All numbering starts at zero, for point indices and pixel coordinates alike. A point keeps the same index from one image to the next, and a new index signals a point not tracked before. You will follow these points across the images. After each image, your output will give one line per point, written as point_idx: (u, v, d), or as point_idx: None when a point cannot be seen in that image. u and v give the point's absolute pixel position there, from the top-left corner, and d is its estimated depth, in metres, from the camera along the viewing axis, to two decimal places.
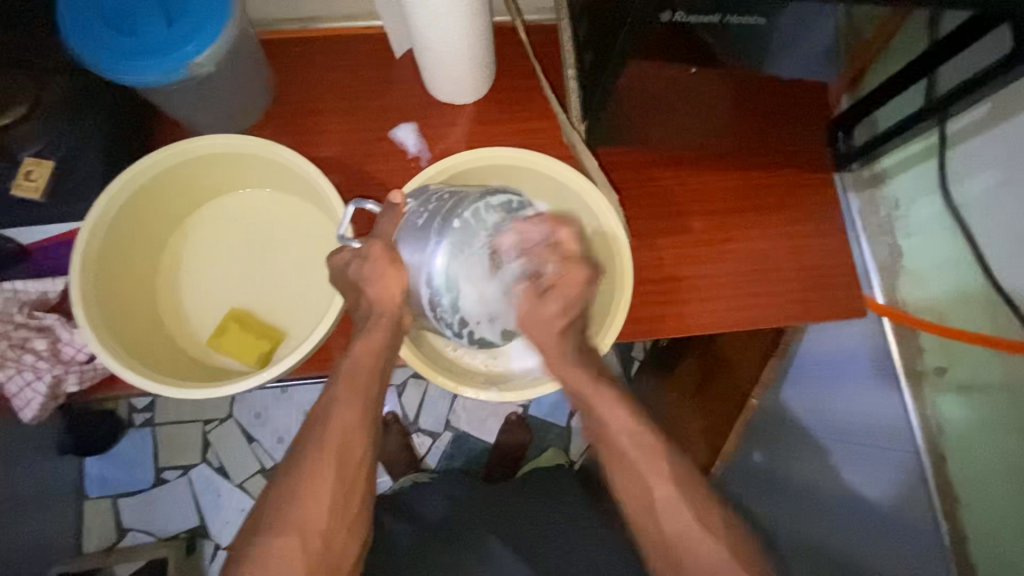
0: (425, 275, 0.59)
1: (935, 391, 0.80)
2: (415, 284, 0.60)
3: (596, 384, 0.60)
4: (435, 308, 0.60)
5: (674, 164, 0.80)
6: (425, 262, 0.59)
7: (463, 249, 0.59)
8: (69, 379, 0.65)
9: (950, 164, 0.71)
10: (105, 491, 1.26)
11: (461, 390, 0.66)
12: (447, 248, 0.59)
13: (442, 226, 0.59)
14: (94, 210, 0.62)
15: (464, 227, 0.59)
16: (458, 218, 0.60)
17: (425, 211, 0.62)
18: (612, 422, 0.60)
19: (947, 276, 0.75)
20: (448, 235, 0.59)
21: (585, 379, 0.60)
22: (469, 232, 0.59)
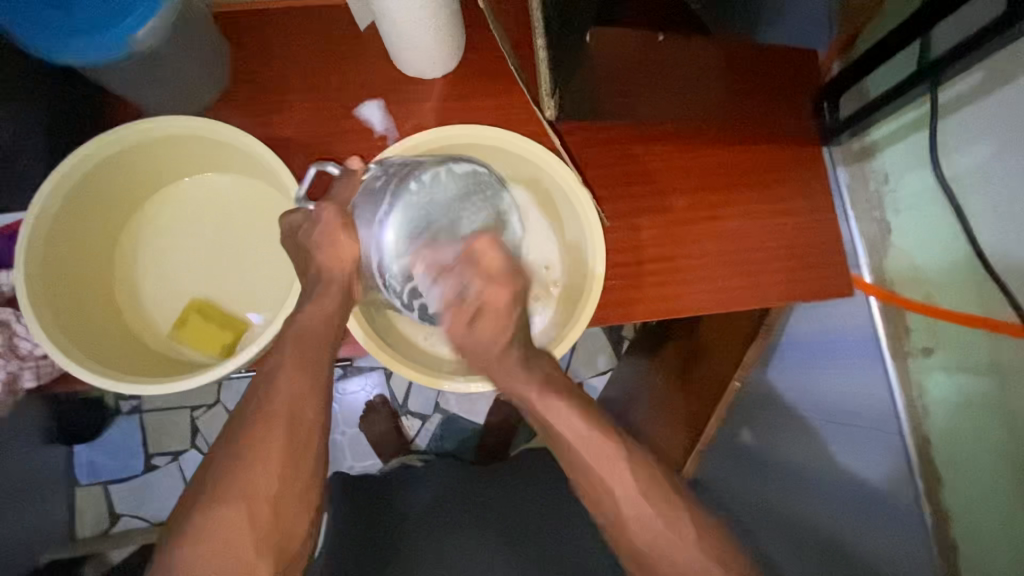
0: (377, 242, 0.58)
1: (921, 370, 0.76)
2: (367, 250, 0.59)
3: (539, 384, 0.55)
4: (384, 273, 0.59)
5: (653, 140, 0.76)
6: (378, 235, 0.58)
7: (415, 228, 0.58)
8: (25, 375, 0.63)
9: (940, 136, 0.67)
10: (97, 479, 1.27)
11: (436, 380, 0.65)
12: (397, 222, 0.58)
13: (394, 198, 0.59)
14: (38, 198, 0.59)
15: (423, 189, 0.59)
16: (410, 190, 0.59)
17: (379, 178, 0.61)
18: (566, 426, 0.54)
19: (935, 250, 0.71)
20: (397, 210, 0.58)
21: (528, 381, 0.55)
22: (430, 195, 0.59)
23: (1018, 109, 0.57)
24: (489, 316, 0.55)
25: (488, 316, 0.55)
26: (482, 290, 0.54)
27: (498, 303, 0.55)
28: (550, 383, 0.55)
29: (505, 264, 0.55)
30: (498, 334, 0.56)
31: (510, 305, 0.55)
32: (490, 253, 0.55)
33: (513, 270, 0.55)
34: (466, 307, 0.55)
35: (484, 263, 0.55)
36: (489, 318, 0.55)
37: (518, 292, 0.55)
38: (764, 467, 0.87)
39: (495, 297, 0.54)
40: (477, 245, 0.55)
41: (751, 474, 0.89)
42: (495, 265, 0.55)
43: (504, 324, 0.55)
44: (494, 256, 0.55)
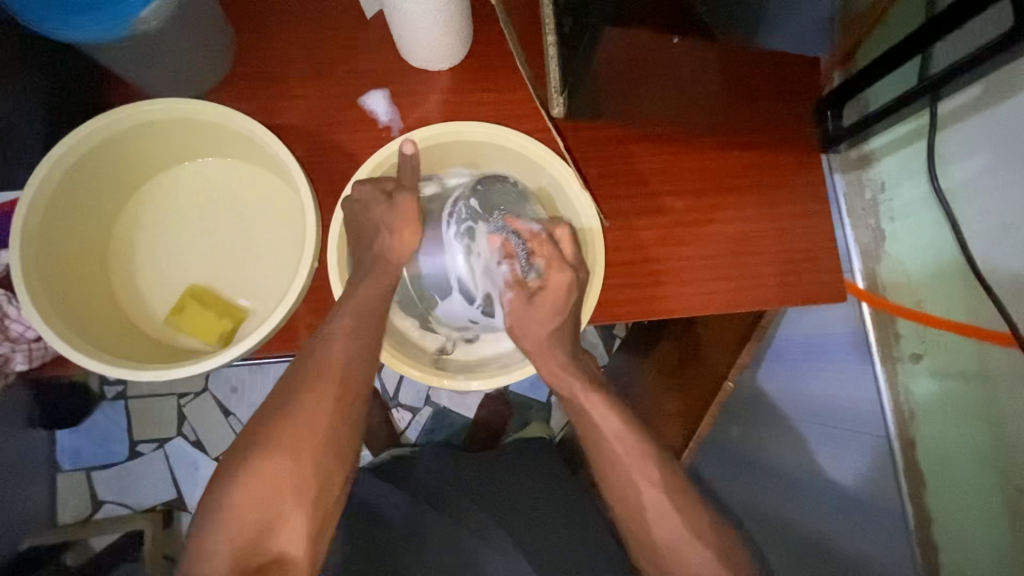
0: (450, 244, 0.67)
1: (908, 375, 0.78)
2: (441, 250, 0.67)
3: (581, 382, 0.61)
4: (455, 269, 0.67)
5: (655, 142, 0.76)
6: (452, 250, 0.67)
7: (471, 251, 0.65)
8: (17, 358, 0.61)
9: (938, 147, 0.69)
10: (79, 464, 1.25)
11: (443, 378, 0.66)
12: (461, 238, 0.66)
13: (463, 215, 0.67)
14: (35, 176, 0.58)
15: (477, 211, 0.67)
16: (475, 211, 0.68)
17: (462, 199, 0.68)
18: (604, 423, 0.59)
19: (928, 259, 0.73)
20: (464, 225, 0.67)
21: (579, 377, 0.61)
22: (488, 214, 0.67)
23: (1016, 123, 0.59)
24: (548, 296, 0.59)
25: (546, 300, 0.59)
26: (546, 273, 0.59)
27: (560, 281, 0.59)
28: (594, 384, 0.61)
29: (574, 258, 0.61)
30: (550, 317, 0.60)
31: (570, 287, 0.59)
32: (543, 242, 0.60)
33: (578, 263, 0.61)
34: (528, 284, 0.61)
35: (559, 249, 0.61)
36: (537, 308, 0.60)
37: (580, 277, 0.60)
38: (756, 468, 0.88)
39: (552, 278, 0.59)
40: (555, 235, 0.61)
41: (742, 473, 0.89)
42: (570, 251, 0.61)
43: (558, 307, 0.59)
44: (570, 241, 0.61)
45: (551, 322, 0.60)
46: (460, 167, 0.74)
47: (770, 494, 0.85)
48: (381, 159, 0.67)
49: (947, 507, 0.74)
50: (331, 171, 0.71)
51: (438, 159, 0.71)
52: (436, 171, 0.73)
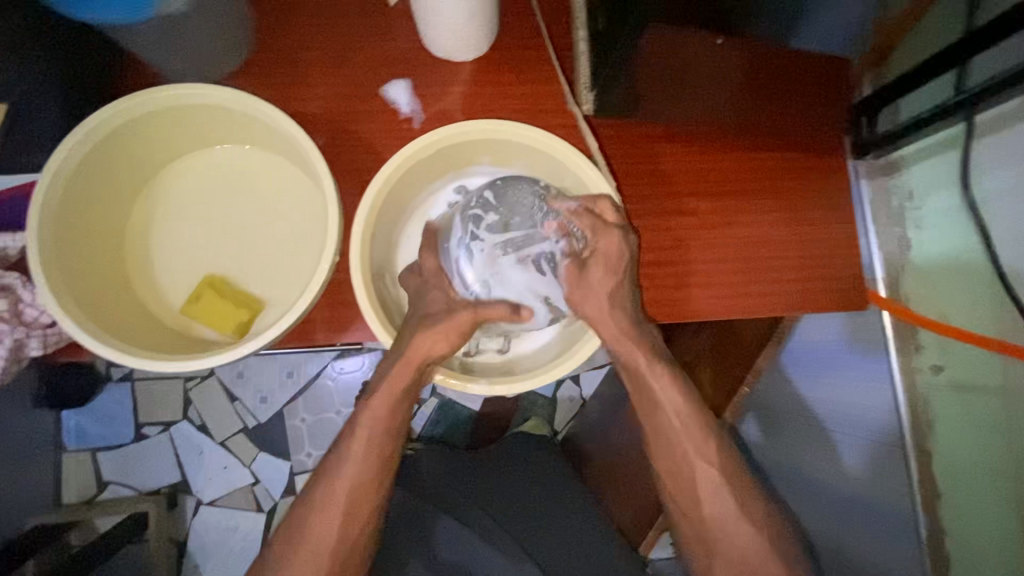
0: (460, 252, 0.63)
1: (928, 388, 0.76)
2: (452, 260, 0.64)
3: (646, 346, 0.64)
4: (472, 271, 0.63)
5: (681, 143, 0.75)
6: (458, 258, 0.64)
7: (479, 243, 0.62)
8: (32, 344, 0.61)
9: (972, 157, 0.67)
10: (84, 445, 1.25)
11: (427, 369, 0.63)
12: (473, 247, 0.63)
13: (474, 221, 0.63)
14: (53, 160, 0.56)
15: (490, 206, 0.64)
16: (488, 214, 0.63)
17: (476, 203, 0.65)
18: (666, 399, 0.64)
19: (953, 268, 0.72)
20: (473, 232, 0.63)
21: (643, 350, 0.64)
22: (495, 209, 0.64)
23: None
24: (602, 274, 0.63)
25: (599, 284, 0.63)
26: (594, 239, 0.62)
27: (611, 244, 0.63)
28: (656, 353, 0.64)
29: (605, 228, 0.63)
30: (608, 276, 0.63)
31: (620, 240, 0.63)
32: (582, 213, 0.63)
33: (609, 229, 0.63)
34: (580, 252, 0.63)
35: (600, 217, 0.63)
36: (597, 285, 0.63)
37: (626, 236, 0.63)
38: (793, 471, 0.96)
39: (597, 257, 0.63)
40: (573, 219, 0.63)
41: (784, 475, 0.97)
42: (604, 212, 0.64)
43: (618, 273, 0.63)
44: (601, 204, 0.64)
45: (608, 301, 0.63)
46: (482, 165, 0.72)
47: (802, 498, 0.94)
48: (403, 158, 0.65)
49: (959, 521, 0.73)
50: (349, 162, 0.70)
51: (457, 156, 0.69)
52: (458, 170, 0.72)
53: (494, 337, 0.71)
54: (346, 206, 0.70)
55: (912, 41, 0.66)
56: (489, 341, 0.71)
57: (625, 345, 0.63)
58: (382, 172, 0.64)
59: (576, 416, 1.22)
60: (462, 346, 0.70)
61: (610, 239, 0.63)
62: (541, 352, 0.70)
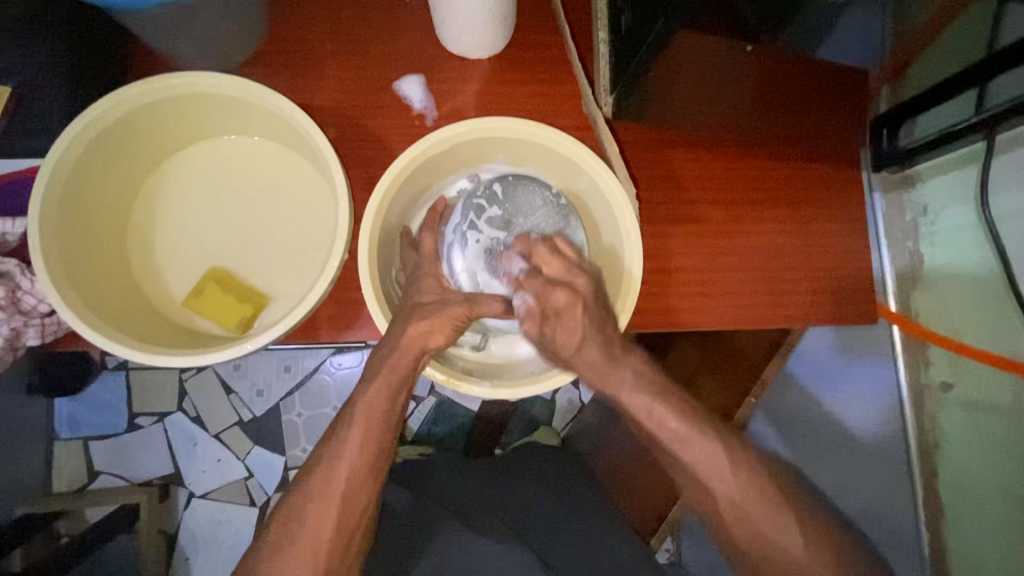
0: (455, 241, 0.64)
1: (937, 404, 0.75)
2: (445, 248, 0.65)
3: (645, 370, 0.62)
4: (466, 259, 0.63)
5: (696, 150, 0.74)
6: (452, 245, 0.65)
7: (473, 236, 0.63)
8: (29, 333, 0.59)
9: (990, 174, 0.67)
10: (76, 434, 1.23)
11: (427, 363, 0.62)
12: (467, 241, 0.63)
13: (473, 214, 0.64)
14: (57, 145, 0.55)
15: (491, 198, 0.64)
16: (492, 208, 0.64)
17: (482, 194, 0.65)
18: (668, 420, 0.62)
19: (967, 284, 0.71)
20: (470, 225, 0.63)
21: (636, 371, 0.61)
22: (495, 202, 0.64)
23: None
24: (565, 320, 0.59)
25: (567, 324, 0.59)
26: (562, 303, 0.58)
27: (561, 300, 0.58)
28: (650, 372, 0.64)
29: (563, 267, 0.60)
30: (587, 339, 0.59)
31: (581, 295, 0.58)
32: (552, 256, 0.59)
33: (572, 272, 0.59)
34: (539, 313, 0.59)
35: (545, 272, 0.59)
36: (564, 325, 0.59)
37: (579, 288, 0.59)
38: None
39: (559, 299, 0.58)
40: (534, 249, 0.60)
41: None
42: (552, 263, 0.59)
43: (579, 331, 0.59)
44: (548, 255, 0.60)
45: (577, 337, 0.59)
46: (495, 164, 0.71)
47: None
48: (415, 154, 0.64)
49: (964, 540, 0.72)
50: (360, 157, 0.69)
51: (471, 153, 0.68)
52: (470, 166, 0.70)
53: (500, 336, 0.70)
54: (354, 201, 0.68)
55: (932, 59, 0.66)
56: (494, 340, 0.70)
57: (598, 380, 0.60)
58: (393, 169, 0.62)
59: (575, 418, 1.22)
60: (466, 345, 0.69)
61: (574, 277, 0.59)
62: None
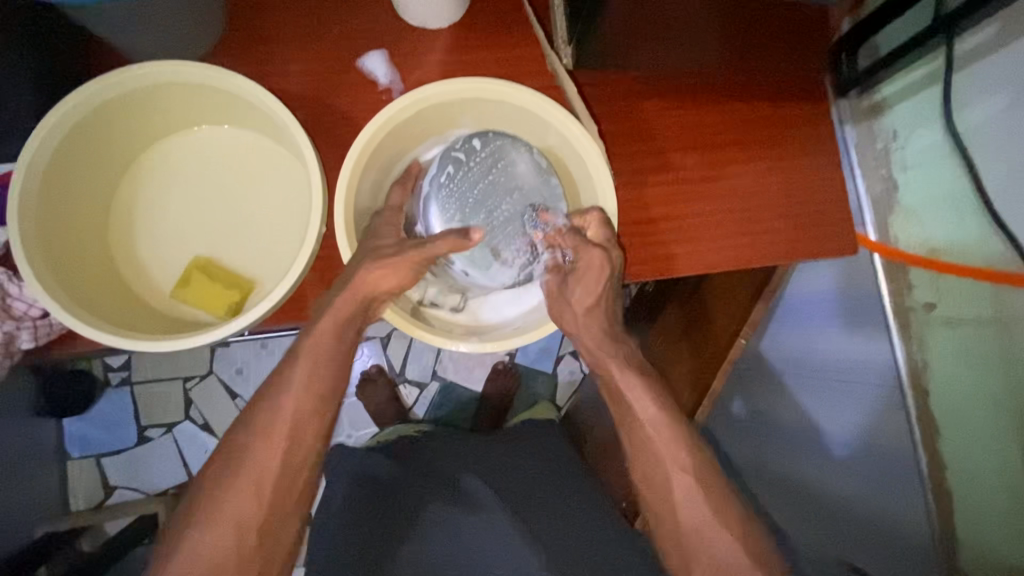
0: (431, 191, 0.65)
1: (923, 327, 0.76)
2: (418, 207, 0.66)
3: (620, 360, 0.65)
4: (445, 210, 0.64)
5: (661, 96, 0.74)
6: (428, 197, 0.65)
7: (449, 192, 0.64)
8: (23, 336, 0.60)
9: (953, 90, 0.68)
10: (88, 451, 1.24)
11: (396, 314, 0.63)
12: (443, 197, 0.64)
13: (450, 168, 0.65)
14: (28, 148, 0.55)
15: (469, 151, 0.65)
16: (469, 162, 0.65)
17: (460, 148, 0.65)
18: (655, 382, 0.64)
19: (942, 206, 0.72)
20: (446, 178, 0.64)
21: (618, 355, 0.66)
22: (474, 154, 0.65)
23: None
24: (582, 281, 0.65)
25: (585, 283, 0.65)
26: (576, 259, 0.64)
27: (592, 260, 0.63)
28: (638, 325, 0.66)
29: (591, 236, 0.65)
30: (593, 310, 0.66)
31: (602, 266, 0.63)
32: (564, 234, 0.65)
33: (590, 247, 0.63)
34: (565, 268, 0.66)
35: (587, 234, 0.65)
36: (584, 279, 0.65)
37: (614, 260, 0.64)
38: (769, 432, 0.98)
39: (591, 257, 0.63)
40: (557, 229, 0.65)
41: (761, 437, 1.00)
42: (600, 237, 0.64)
43: (595, 292, 0.64)
44: (599, 226, 0.64)
45: (592, 296, 0.65)
46: (465, 128, 0.72)
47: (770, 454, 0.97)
48: (381, 125, 0.64)
49: (961, 453, 0.74)
50: (332, 137, 0.69)
51: (439, 119, 0.69)
52: (440, 133, 0.71)
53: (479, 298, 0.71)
54: (328, 179, 0.69)
55: None
56: (473, 302, 0.71)
57: (592, 349, 0.66)
58: (359, 143, 0.63)
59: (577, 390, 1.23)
60: (447, 307, 0.70)
61: (613, 248, 0.64)
62: (532, 311, 0.70)
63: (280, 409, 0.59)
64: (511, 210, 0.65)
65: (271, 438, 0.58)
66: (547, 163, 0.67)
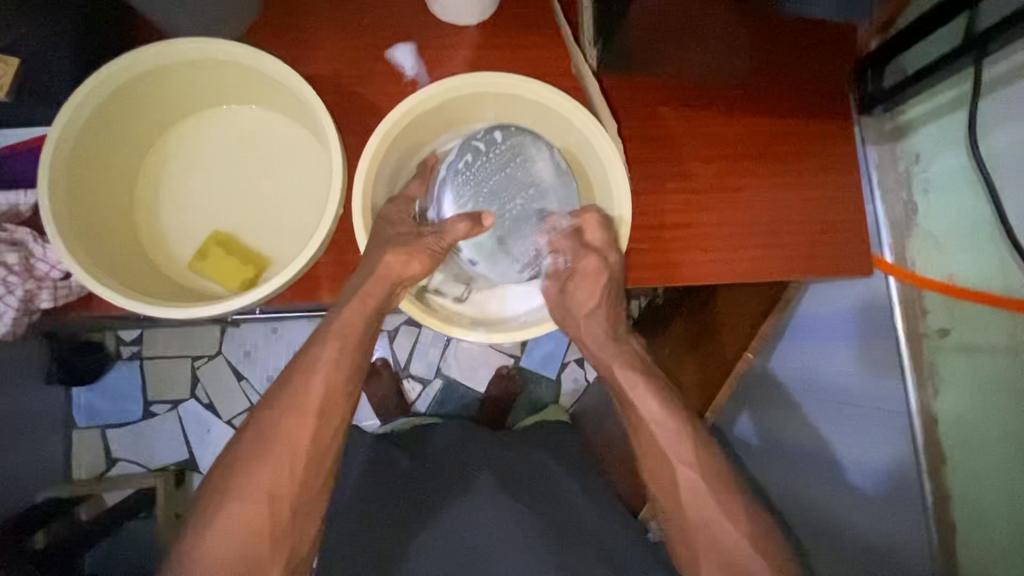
0: (447, 175, 0.66)
1: (937, 351, 0.75)
2: (433, 191, 0.68)
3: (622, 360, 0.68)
4: (460, 194, 0.65)
5: (684, 103, 0.74)
6: (444, 182, 0.66)
7: (466, 178, 0.65)
8: (43, 295, 0.61)
9: (979, 114, 0.67)
10: (93, 422, 1.26)
11: (401, 294, 0.63)
12: (459, 184, 0.65)
13: (468, 157, 0.65)
14: (64, 113, 0.57)
15: (489, 143, 0.66)
16: (488, 153, 0.65)
17: (481, 138, 0.66)
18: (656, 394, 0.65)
19: (963, 231, 0.71)
20: (464, 165, 0.65)
21: (619, 353, 0.68)
22: (493, 147, 0.66)
23: None
24: (585, 283, 0.67)
25: (586, 285, 0.67)
26: (597, 242, 0.65)
27: (588, 266, 0.65)
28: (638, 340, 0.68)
29: (605, 241, 0.65)
30: (594, 307, 0.68)
31: (601, 271, 0.66)
32: (564, 236, 0.66)
33: (608, 245, 0.65)
34: (564, 273, 0.68)
35: (585, 236, 0.66)
36: (582, 288, 0.67)
37: (609, 263, 0.66)
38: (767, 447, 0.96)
39: (587, 265, 0.65)
40: (585, 223, 0.66)
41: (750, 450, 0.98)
42: (598, 238, 0.65)
43: (595, 294, 0.67)
44: (597, 229, 0.65)
45: (594, 298, 0.67)
46: (486, 121, 0.72)
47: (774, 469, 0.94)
48: (405, 112, 0.65)
49: (968, 483, 0.72)
50: (355, 125, 0.71)
51: (461, 112, 0.70)
52: (461, 125, 0.72)
53: (482, 289, 0.71)
54: (349, 164, 0.70)
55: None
56: (476, 293, 0.71)
57: (596, 350, 0.69)
58: (381, 129, 0.64)
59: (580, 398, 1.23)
60: (449, 295, 0.71)
61: (609, 251, 0.65)
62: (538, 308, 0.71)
63: (283, 385, 0.60)
64: (523, 206, 0.66)
65: (273, 414, 0.59)
66: (565, 164, 0.67)
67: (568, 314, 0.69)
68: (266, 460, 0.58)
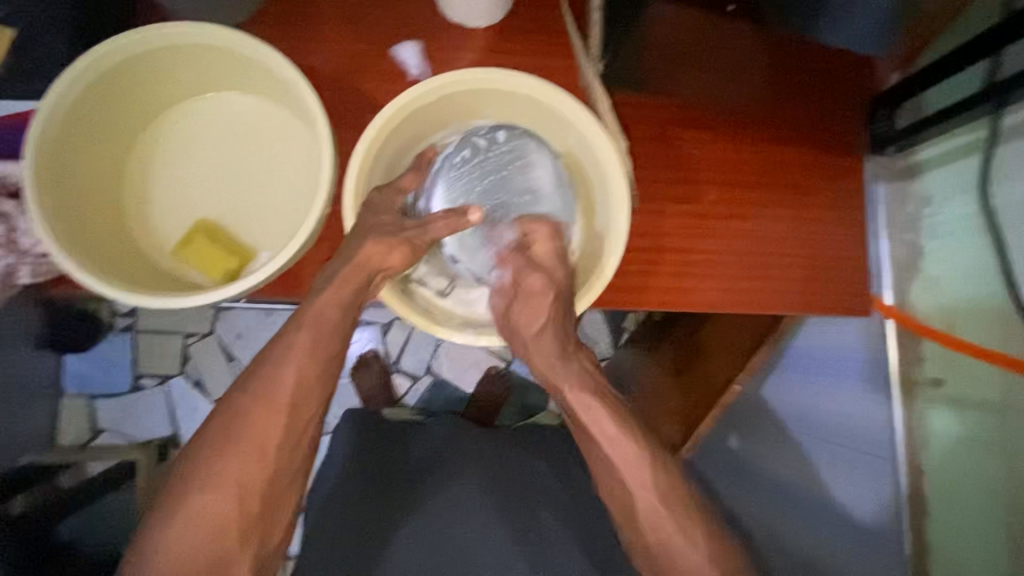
0: (441, 166, 0.66)
1: (927, 402, 0.74)
2: (426, 184, 0.66)
3: (580, 384, 0.63)
4: (452, 187, 0.66)
5: (690, 123, 0.72)
6: (438, 175, 0.66)
7: (461, 172, 0.66)
8: (23, 270, 0.61)
9: (994, 162, 0.65)
10: (83, 391, 1.26)
11: (383, 281, 0.62)
12: (452, 176, 0.66)
13: (467, 152, 0.66)
14: (54, 90, 0.56)
15: (491, 142, 0.66)
16: (488, 151, 0.66)
17: (483, 136, 0.66)
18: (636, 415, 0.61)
19: (966, 280, 0.69)
20: (460, 160, 0.66)
21: (572, 374, 0.64)
22: (496, 146, 0.66)
23: None
24: (534, 301, 0.63)
25: (532, 308, 0.63)
26: (544, 252, 0.63)
27: (534, 284, 0.63)
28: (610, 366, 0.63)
29: (554, 256, 0.64)
30: (546, 330, 0.63)
31: (553, 292, 0.62)
32: (513, 251, 0.64)
33: (557, 261, 0.63)
34: (510, 289, 0.64)
35: (533, 247, 0.64)
36: (529, 308, 0.63)
37: (559, 279, 0.63)
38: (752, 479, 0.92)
39: (532, 282, 0.63)
40: (532, 235, 0.64)
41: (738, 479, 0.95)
42: (547, 253, 0.63)
43: (545, 312, 0.63)
44: (546, 244, 0.64)
45: (539, 323, 0.63)
46: (485, 119, 0.71)
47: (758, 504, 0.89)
48: (399, 107, 0.64)
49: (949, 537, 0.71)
50: (353, 119, 0.70)
51: (460, 108, 0.68)
52: (461, 121, 0.70)
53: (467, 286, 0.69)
54: (343, 154, 0.69)
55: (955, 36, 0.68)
56: (460, 289, 0.69)
57: (546, 370, 0.64)
58: (375, 123, 0.63)
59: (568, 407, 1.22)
60: (433, 288, 0.69)
61: (556, 269, 0.63)
62: None
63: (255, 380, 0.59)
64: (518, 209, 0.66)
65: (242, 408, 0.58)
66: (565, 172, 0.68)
67: (514, 335, 0.65)
68: (230, 455, 0.56)
